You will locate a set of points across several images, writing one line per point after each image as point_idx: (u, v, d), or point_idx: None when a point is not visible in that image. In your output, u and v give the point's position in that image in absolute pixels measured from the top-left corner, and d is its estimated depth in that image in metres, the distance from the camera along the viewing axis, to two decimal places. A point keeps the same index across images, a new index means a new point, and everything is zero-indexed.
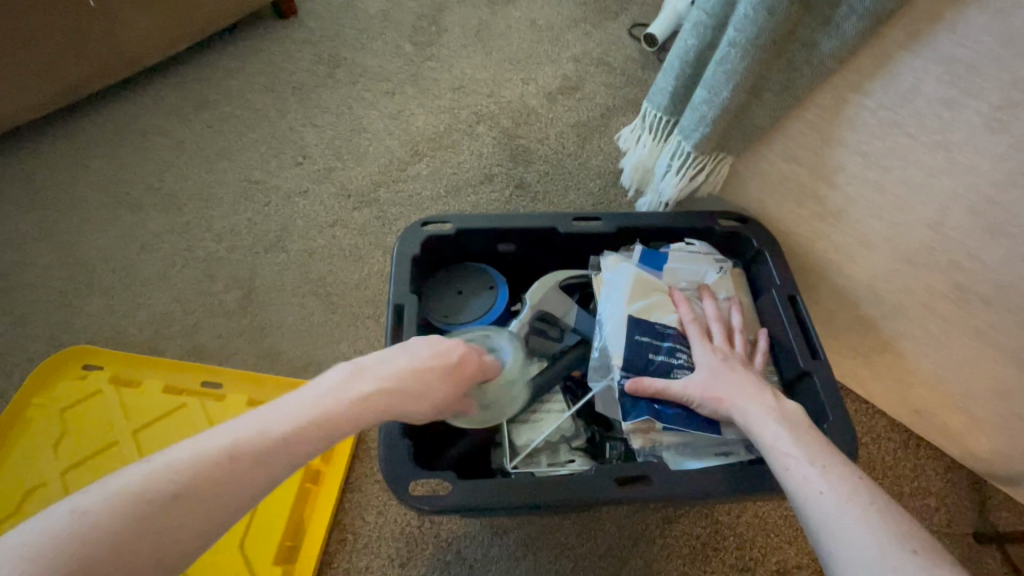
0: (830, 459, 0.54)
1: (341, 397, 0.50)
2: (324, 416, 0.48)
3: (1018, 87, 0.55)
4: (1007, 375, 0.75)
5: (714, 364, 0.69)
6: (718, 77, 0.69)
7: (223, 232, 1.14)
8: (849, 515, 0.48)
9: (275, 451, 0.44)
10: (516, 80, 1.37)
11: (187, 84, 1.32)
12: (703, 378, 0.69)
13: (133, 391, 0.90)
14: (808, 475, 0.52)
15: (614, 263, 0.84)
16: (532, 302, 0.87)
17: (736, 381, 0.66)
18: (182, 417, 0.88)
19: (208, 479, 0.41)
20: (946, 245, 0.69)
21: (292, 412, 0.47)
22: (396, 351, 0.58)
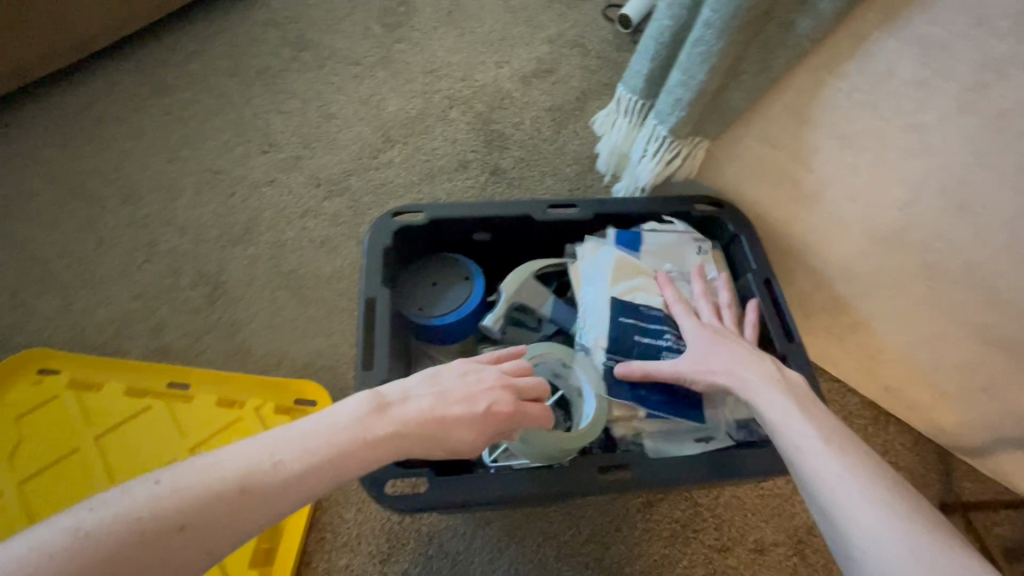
0: (830, 430, 0.50)
1: (361, 435, 0.47)
2: (337, 452, 0.46)
3: (991, 67, 0.52)
4: (974, 354, 0.74)
5: (707, 336, 0.64)
6: (694, 56, 0.63)
7: (187, 225, 1.13)
8: (858, 493, 0.44)
9: (285, 488, 0.43)
10: (490, 62, 1.39)
11: (146, 69, 1.32)
12: (692, 351, 0.64)
13: (96, 395, 0.90)
14: (813, 450, 0.49)
15: (591, 250, 0.77)
16: (507, 292, 0.76)
17: (730, 351, 0.61)
18: (147, 419, 0.88)
19: (212, 513, 0.40)
20: (918, 226, 0.66)
21: (308, 447, 0.45)
22: (424, 381, 0.54)
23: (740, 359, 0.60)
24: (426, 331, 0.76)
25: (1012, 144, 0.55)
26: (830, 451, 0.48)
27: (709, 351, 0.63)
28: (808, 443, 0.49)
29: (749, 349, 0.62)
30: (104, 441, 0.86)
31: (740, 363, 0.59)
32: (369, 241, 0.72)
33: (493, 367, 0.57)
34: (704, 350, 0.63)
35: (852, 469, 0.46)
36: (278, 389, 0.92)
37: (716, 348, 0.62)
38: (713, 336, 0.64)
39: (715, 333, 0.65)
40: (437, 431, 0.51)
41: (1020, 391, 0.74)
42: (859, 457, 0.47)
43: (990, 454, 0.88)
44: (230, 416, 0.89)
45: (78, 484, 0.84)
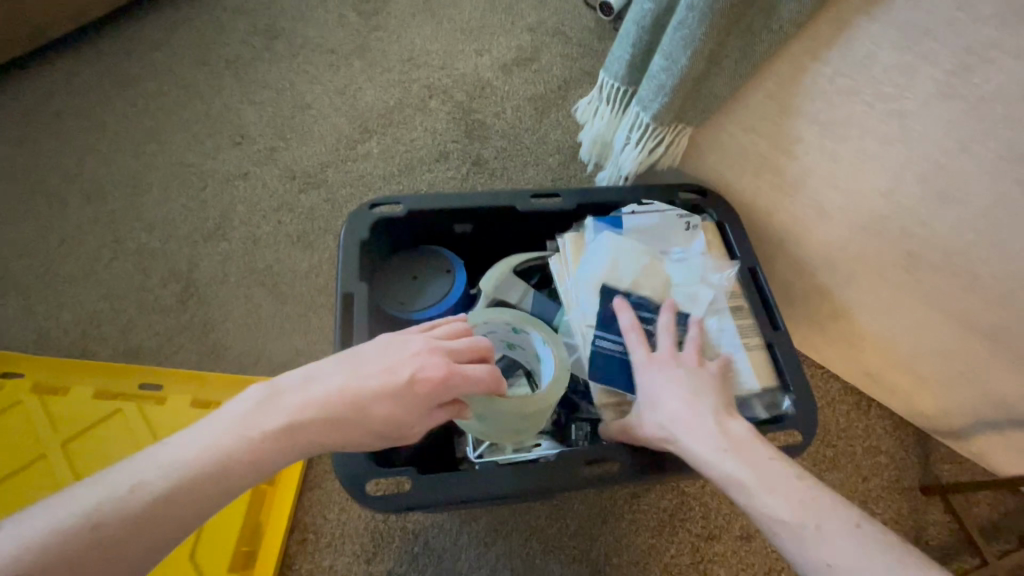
0: (789, 487, 0.47)
1: (259, 426, 0.44)
2: (242, 447, 0.43)
3: (973, 51, 0.52)
4: (954, 339, 0.75)
5: (650, 392, 0.58)
6: (677, 40, 0.61)
7: (156, 221, 1.09)
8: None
9: (182, 495, 0.40)
10: (469, 51, 1.36)
11: (109, 58, 1.27)
12: (639, 405, 0.58)
13: (62, 400, 0.86)
14: (782, 529, 0.46)
15: (573, 243, 0.74)
16: (487, 293, 0.76)
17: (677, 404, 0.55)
18: (118, 424, 0.84)
19: (97, 539, 0.38)
20: (899, 213, 0.66)
21: (205, 446, 0.42)
22: (330, 364, 0.49)
23: (685, 407, 0.55)
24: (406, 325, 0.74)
25: (994, 129, 0.54)
26: (799, 530, 0.45)
27: (657, 405, 0.56)
28: (778, 522, 0.46)
29: (693, 389, 0.56)
30: (72, 448, 0.83)
31: (687, 413, 0.54)
32: (345, 233, 0.70)
33: (414, 337, 0.53)
34: (651, 401, 0.57)
35: (825, 548, 0.43)
36: (255, 389, 0.89)
37: (661, 396, 0.56)
38: (657, 385, 0.58)
39: (659, 373, 0.58)
40: (360, 408, 0.47)
41: (997, 375, 0.75)
42: (828, 525, 0.44)
43: (968, 437, 0.89)
44: (205, 417, 0.85)
45: (45, 494, 0.80)
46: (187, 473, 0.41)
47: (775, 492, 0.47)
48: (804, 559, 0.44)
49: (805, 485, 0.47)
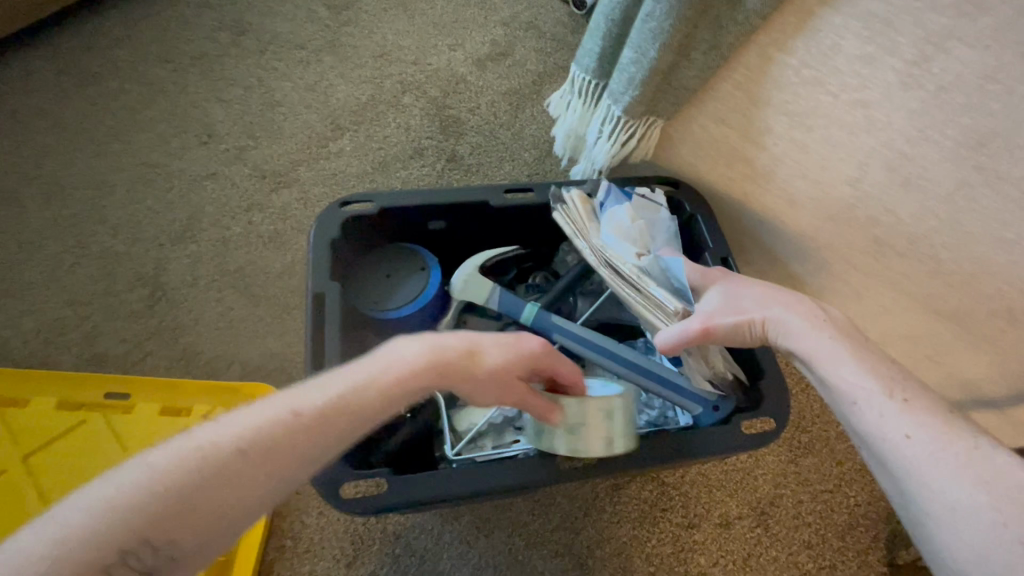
0: (880, 365, 0.52)
1: (396, 362, 0.48)
2: (370, 389, 0.46)
3: (932, 41, 0.53)
4: (920, 324, 0.77)
5: (733, 292, 0.62)
6: (646, 33, 0.61)
7: (120, 224, 1.05)
8: (921, 434, 0.46)
9: (331, 414, 0.44)
10: (442, 46, 1.35)
11: (66, 55, 1.22)
12: (724, 299, 0.61)
13: (24, 413, 0.83)
14: (868, 397, 0.50)
15: (581, 203, 0.73)
16: (455, 296, 0.75)
17: (761, 296, 0.60)
18: (83, 435, 0.82)
19: (264, 446, 0.41)
20: (865, 202, 0.68)
21: (330, 384, 0.46)
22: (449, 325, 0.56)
23: (774, 301, 0.59)
24: (381, 325, 0.73)
25: (953, 117, 0.56)
26: (886, 394, 0.49)
27: (744, 301, 0.60)
28: (861, 385, 0.51)
29: (780, 288, 0.61)
30: (37, 462, 0.80)
31: (775, 305, 0.58)
32: (316, 232, 0.68)
33: None
34: (736, 298, 0.61)
35: (906, 408, 0.47)
36: (227, 394, 0.87)
37: (746, 292, 0.61)
38: (742, 287, 0.62)
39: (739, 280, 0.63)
40: (472, 361, 0.52)
41: (962, 358, 0.77)
42: (912, 392, 0.49)
43: None
44: (174, 425, 0.83)
45: (6, 511, 0.77)
46: (317, 413, 0.44)
47: (862, 367, 0.52)
48: (880, 421, 0.48)
49: (893, 367, 0.52)
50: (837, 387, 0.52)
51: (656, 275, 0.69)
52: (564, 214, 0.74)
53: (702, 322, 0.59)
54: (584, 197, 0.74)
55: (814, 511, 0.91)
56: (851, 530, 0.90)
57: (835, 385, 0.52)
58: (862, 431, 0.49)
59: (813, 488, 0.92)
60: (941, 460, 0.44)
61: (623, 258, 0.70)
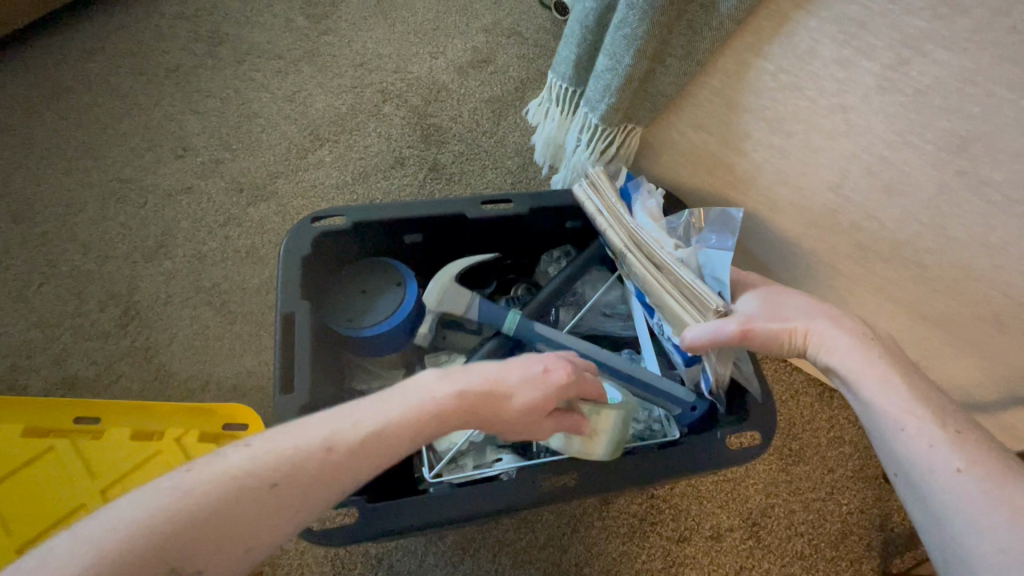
0: (932, 397, 0.51)
1: (430, 403, 0.46)
2: (401, 424, 0.44)
3: (908, 44, 0.52)
4: (907, 329, 0.76)
5: (775, 301, 0.60)
6: (620, 40, 0.60)
7: (91, 242, 1.03)
8: (975, 470, 0.46)
9: (360, 456, 0.42)
10: (423, 54, 1.33)
11: (36, 70, 1.19)
12: (765, 305, 0.60)
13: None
14: (919, 424, 0.50)
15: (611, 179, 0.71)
16: (430, 309, 0.71)
17: (806, 308, 0.59)
18: (52, 463, 0.78)
19: (291, 480, 0.40)
20: (847, 208, 0.66)
21: (364, 419, 0.44)
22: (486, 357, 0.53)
23: (821, 316, 0.58)
24: (356, 342, 0.71)
25: (931, 121, 0.54)
26: (940, 424, 0.49)
27: (787, 312, 0.59)
28: (911, 412, 0.50)
29: (827, 306, 0.59)
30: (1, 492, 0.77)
31: (822, 320, 0.57)
32: (287, 249, 0.66)
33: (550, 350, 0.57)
34: (778, 306, 0.60)
35: (960, 440, 0.48)
36: (201, 416, 0.83)
37: (790, 304, 0.60)
38: (787, 298, 0.61)
39: (784, 292, 0.61)
40: (504, 395, 0.49)
41: (951, 362, 0.76)
42: (965, 427, 0.49)
43: None
44: (146, 450, 0.80)
45: None
46: (346, 448, 0.42)
47: (910, 394, 0.51)
48: (929, 450, 0.48)
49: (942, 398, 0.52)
50: (883, 411, 0.52)
51: (692, 264, 0.66)
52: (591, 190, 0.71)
53: (742, 324, 0.58)
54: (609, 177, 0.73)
55: (807, 520, 0.89)
56: (844, 539, 0.88)
57: (881, 407, 0.52)
58: (905, 455, 0.50)
59: (804, 497, 0.90)
60: (992, 498, 0.45)
61: (659, 242, 0.67)
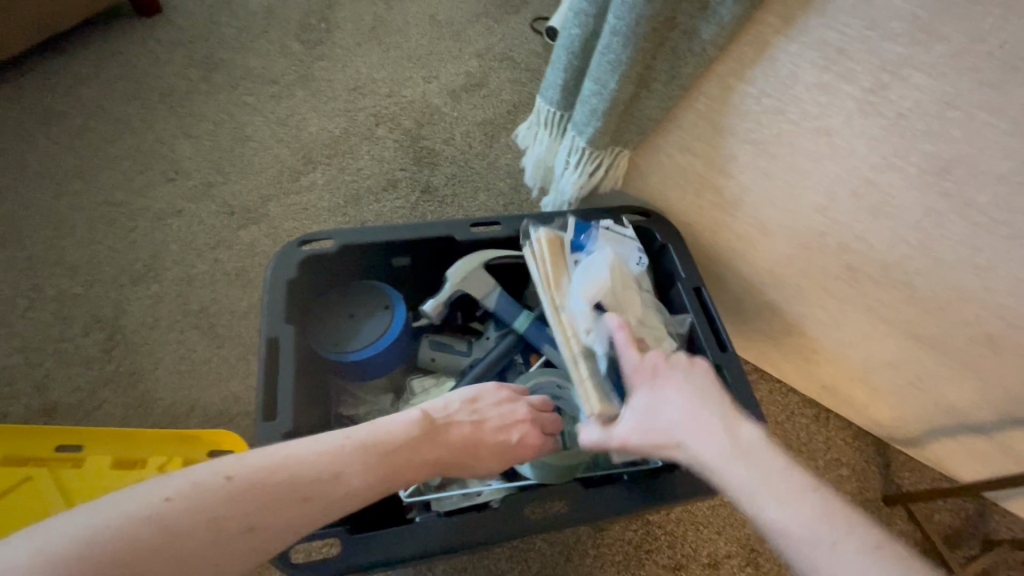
0: (818, 505, 0.44)
1: (411, 454, 0.52)
2: (382, 472, 0.49)
3: (888, 69, 0.52)
4: (898, 350, 0.75)
5: (651, 400, 0.56)
6: (605, 65, 0.61)
7: (79, 265, 1.02)
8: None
9: (337, 501, 0.46)
10: (417, 78, 1.35)
11: (31, 95, 1.20)
12: (643, 410, 0.56)
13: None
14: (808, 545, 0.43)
15: (546, 242, 0.70)
16: (453, 282, 0.72)
17: (679, 410, 0.53)
18: (26, 492, 0.75)
19: (273, 515, 0.43)
20: (836, 229, 0.66)
21: (351, 466, 0.48)
22: (461, 406, 0.59)
23: (694, 421, 0.52)
24: (342, 367, 0.70)
25: (914, 144, 0.55)
26: (818, 544, 0.42)
27: (665, 418, 0.54)
28: (788, 534, 0.44)
29: (707, 401, 0.53)
30: None
31: (694, 428, 0.52)
32: (273, 273, 0.65)
33: (521, 398, 0.63)
34: (653, 410, 0.55)
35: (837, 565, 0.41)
36: (185, 443, 0.81)
37: (668, 408, 0.54)
38: (666, 395, 0.55)
39: (665, 388, 0.56)
40: (473, 450, 0.57)
41: (947, 383, 0.75)
42: (848, 540, 0.42)
43: (925, 445, 0.90)
44: (128, 478, 0.77)
45: None
46: (330, 494, 0.46)
47: (790, 506, 0.45)
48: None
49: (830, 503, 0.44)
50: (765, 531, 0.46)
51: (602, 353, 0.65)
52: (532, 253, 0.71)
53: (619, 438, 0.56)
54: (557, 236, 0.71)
55: None
56: None
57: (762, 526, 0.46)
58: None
59: None
60: None
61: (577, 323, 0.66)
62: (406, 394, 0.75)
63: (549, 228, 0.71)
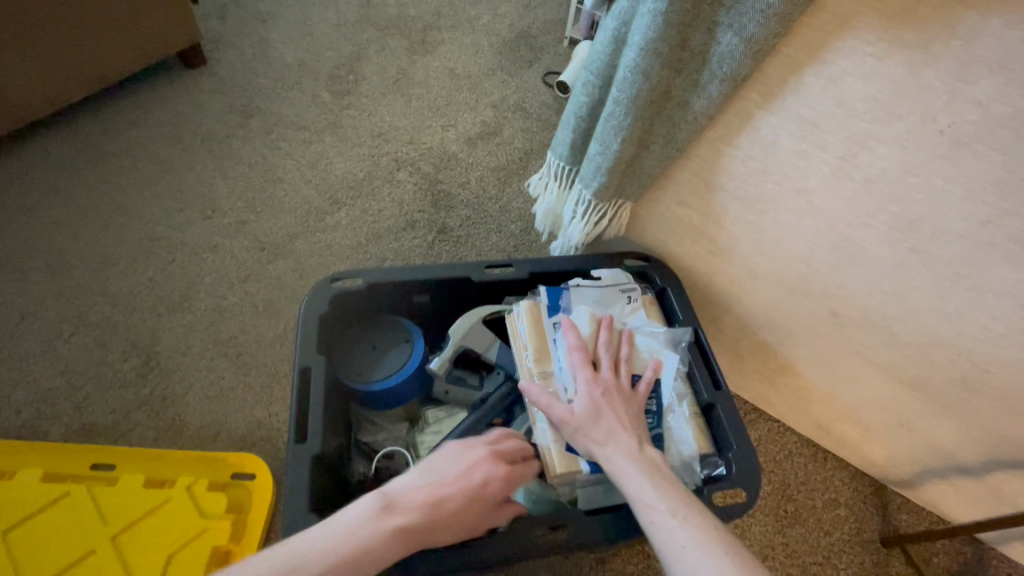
0: (691, 507, 0.50)
1: (371, 534, 0.50)
2: (345, 558, 0.48)
3: (856, 140, 0.60)
4: (885, 391, 0.80)
5: (596, 395, 0.61)
6: (609, 128, 0.68)
7: (121, 294, 1.10)
8: (703, 573, 0.45)
9: None
10: (436, 126, 1.46)
11: (85, 137, 1.32)
12: (589, 402, 0.60)
13: (6, 484, 0.82)
14: (671, 531, 0.49)
15: (528, 312, 0.74)
16: (454, 339, 0.77)
17: (616, 415, 0.59)
18: (64, 506, 0.81)
19: None
20: (819, 278, 0.73)
21: (310, 559, 0.47)
22: (418, 473, 0.56)
23: (619, 432, 0.57)
24: (365, 396, 0.76)
25: (883, 205, 0.62)
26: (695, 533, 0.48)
27: (598, 418, 0.59)
28: (666, 524, 0.49)
29: (631, 420, 0.59)
30: (16, 537, 0.79)
31: (621, 436, 0.57)
32: (306, 308, 0.72)
33: (479, 442, 0.61)
34: (598, 408, 0.60)
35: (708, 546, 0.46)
36: (211, 466, 0.86)
37: (604, 412, 0.59)
38: (604, 398, 0.60)
39: (605, 390, 0.61)
40: (444, 513, 0.54)
41: (931, 423, 0.80)
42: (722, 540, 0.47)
43: (918, 485, 0.93)
44: (156, 496, 0.82)
45: None
46: None
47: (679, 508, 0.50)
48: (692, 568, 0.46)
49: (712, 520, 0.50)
50: (650, 513, 0.51)
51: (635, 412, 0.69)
52: (516, 319, 0.75)
53: (558, 413, 0.60)
54: (536, 304, 0.75)
55: None
56: None
57: (653, 514, 0.50)
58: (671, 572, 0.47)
59: (803, 560, 0.92)
60: None
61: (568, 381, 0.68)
62: (421, 422, 0.80)
63: (528, 299, 0.76)
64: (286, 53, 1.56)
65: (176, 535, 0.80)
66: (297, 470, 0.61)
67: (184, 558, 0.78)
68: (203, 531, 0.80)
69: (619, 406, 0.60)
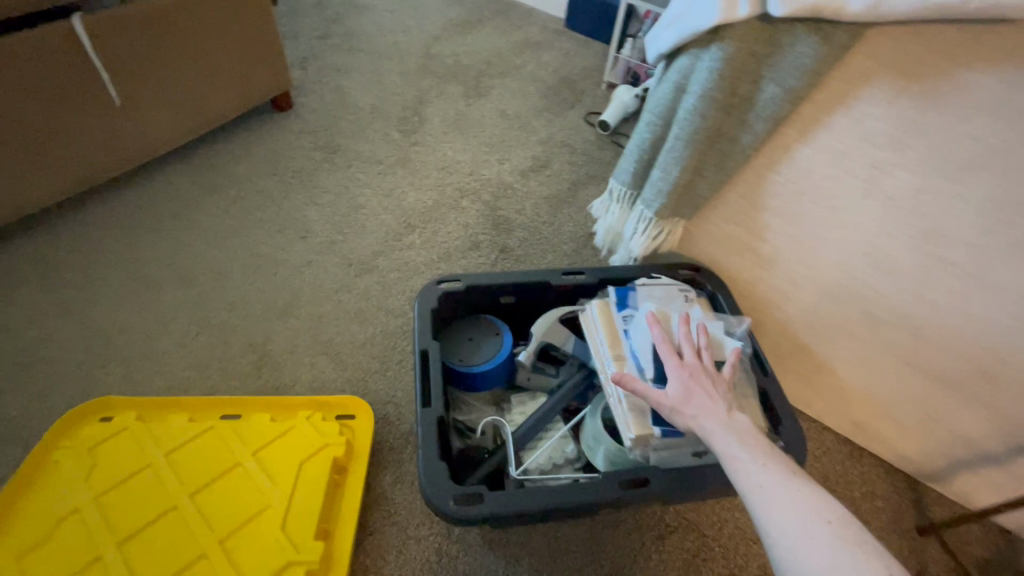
0: (773, 463, 0.61)
1: None
2: None
3: (877, 167, 0.74)
4: (913, 384, 0.91)
5: (686, 378, 0.70)
6: (671, 159, 0.84)
7: (234, 301, 1.28)
8: (796, 514, 0.56)
9: None
10: (493, 160, 1.65)
11: (197, 170, 1.53)
12: (681, 387, 0.70)
13: (159, 424, 1.01)
14: (764, 483, 0.59)
15: (600, 311, 0.88)
16: (539, 333, 0.91)
17: (705, 393, 0.69)
18: (210, 435, 1.00)
19: None
20: (851, 282, 0.86)
21: None
22: None
23: (710, 408, 0.67)
24: (465, 377, 0.90)
25: (902, 219, 0.76)
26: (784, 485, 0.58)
27: (690, 398, 0.68)
28: (760, 481, 0.59)
29: (719, 396, 0.69)
30: (175, 457, 0.97)
31: (711, 412, 0.67)
32: (419, 304, 0.88)
33: None
34: (689, 391, 0.69)
35: (797, 496, 0.57)
36: (320, 407, 1.06)
37: (695, 394, 0.69)
38: (692, 381, 0.70)
39: (692, 374, 0.71)
40: None
41: (957, 414, 0.90)
42: (807, 489, 0.58)
43: (949, 478, 1.02)
44: (284, 425, 1.01)
45: (151, 496, 0.93)
46: None
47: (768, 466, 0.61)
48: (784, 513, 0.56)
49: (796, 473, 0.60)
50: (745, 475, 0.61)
51: None
52: (591, 317, 0.89)
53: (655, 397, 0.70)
54: (605, 304, 0.89)
55: None
56: None
57: (747, 474, 0.61)
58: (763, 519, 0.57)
59: None
60: (816, 533, 0.54)
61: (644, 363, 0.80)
62: (507, 405, 0.94)
63: (598, 300, 0.90)
64: (360, 99, 1.79)
65: (304, 449, 0.98)
66: (426, 427, 0.76)
67: (312, 466, 0.96)
68: (325, 446, 0.99)
69: (707, 386, 0.70)
